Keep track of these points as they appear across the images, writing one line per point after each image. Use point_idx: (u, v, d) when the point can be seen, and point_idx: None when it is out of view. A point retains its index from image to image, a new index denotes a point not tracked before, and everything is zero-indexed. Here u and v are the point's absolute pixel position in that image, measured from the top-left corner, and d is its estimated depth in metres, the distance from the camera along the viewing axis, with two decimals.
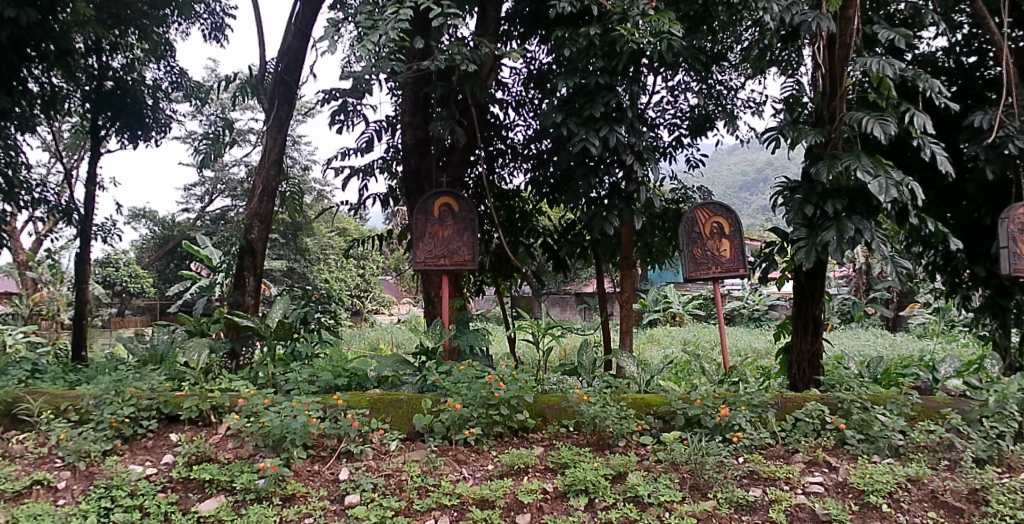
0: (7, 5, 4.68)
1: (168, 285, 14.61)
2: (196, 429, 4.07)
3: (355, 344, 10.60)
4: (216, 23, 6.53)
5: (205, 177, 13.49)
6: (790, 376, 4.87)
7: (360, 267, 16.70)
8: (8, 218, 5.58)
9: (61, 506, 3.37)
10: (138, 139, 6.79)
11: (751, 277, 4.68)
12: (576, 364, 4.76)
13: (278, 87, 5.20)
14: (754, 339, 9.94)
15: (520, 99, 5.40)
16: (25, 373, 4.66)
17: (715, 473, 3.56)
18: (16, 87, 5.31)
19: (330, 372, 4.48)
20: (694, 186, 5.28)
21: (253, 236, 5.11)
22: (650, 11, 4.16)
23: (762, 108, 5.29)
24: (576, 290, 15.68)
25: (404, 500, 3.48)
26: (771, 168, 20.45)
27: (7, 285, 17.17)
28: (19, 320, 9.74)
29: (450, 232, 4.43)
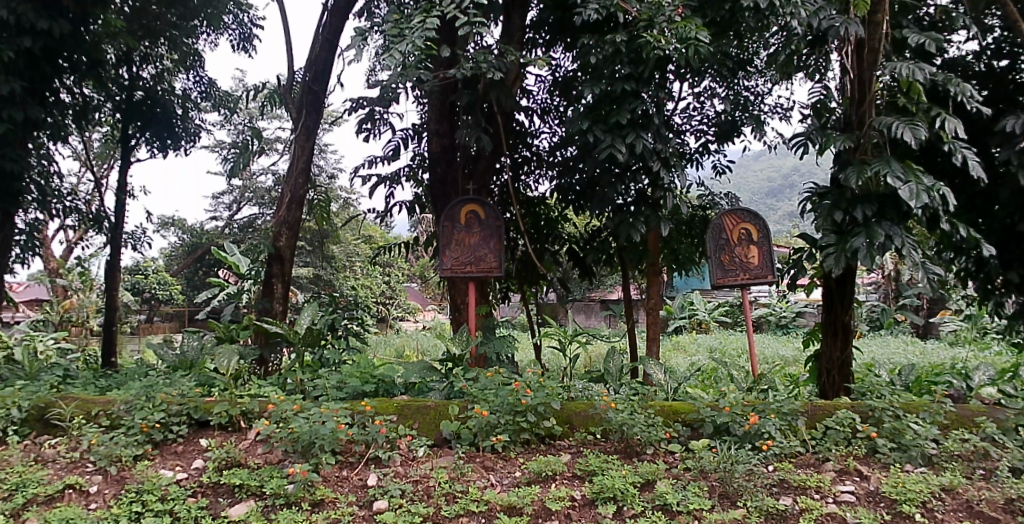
0: (42, 16, 4.90)
1: (195, 292, 14.78)
2: (226, 435, 4.10)
3: (381, 351, 10.65)
4: (244, 34, 6.65)
5: (233, 185, 13.65)
6: (819, 384, 4.81)
7: (386, 274, 16.79)
8: (40, 227, 5.63)
9: (93, 510, 3.41)
10: (168, 148, 6.92)
11: (779, 285, 4.64)
12: (602, 371, 4.72)
13: (306, 96, 5.24)
14: (782, 346, 9.84)
15: (546, 107, 5.40)
16: (57, 379, 4.71)
17: (745, 481, 3.53)
18: (49, 99, 5.38)
19: (358, 378, 4.51)
20: (721, 193, 5.23)
21: (281, 244, 5.14)
22: (676, 18, 4.17)
23: (789, 113, 5.24)
24: (602, 297, 15.65)
25: (432, 506, 3.47)
26: (797, 173, 20.30)
27: (42, 292, 17.53)
28: (50, 326, 9.87)
29: (476, 240, 4.42)
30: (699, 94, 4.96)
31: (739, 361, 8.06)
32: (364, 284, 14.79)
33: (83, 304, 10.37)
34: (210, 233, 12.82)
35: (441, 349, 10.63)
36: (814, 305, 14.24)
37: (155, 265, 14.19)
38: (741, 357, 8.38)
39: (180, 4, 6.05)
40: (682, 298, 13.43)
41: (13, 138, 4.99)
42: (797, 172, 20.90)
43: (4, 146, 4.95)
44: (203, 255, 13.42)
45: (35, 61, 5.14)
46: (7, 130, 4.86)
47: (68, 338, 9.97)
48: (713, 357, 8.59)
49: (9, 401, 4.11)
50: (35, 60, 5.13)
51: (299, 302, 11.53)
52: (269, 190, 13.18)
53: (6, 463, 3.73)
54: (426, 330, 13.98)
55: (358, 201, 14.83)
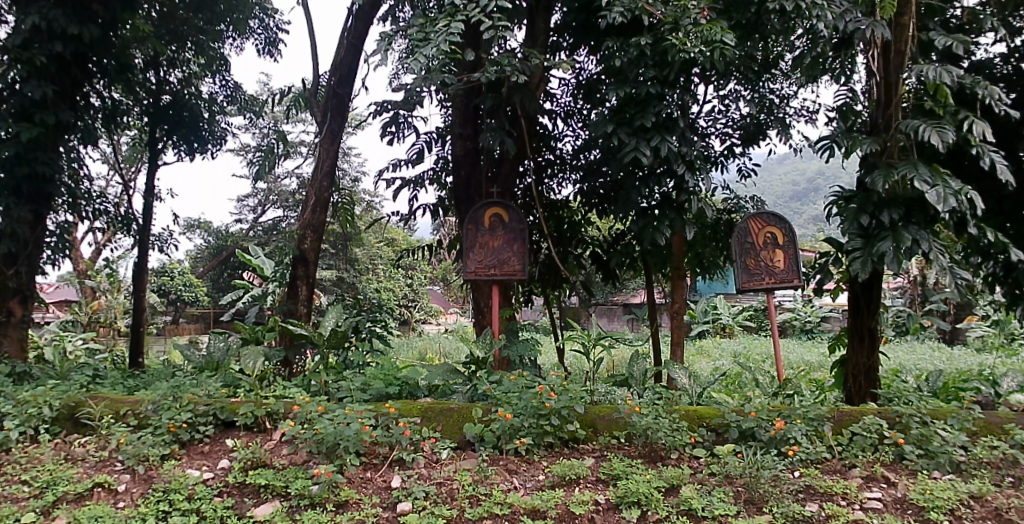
0: (72, 22, 5.02)
1: (221, 295, 14.94)
2: (252, 435, 4.13)
3: (404, 353, 10.68)
4: (270, 38, 6.78)
5: (257, 188, 13.78)
6: (845, 390, 4.76)
7: (408, 277, 16.84)
8: (70, 229, 5.70)
9: (121, 509, 3.44)
10: (195, 151, 7.00)
11: (805, 289, 4.60)
12: (626, 375, 4.70)
13: (331, 99, 5.28)
14: (807, 351, 9.76)
15: (569, 110, 5.40)
16: (86, 379, 4.78)
17: (771, 487, 3.50)
18: (79, 102, 5.46)
19: (382, 380, 4.54)
20: (746, 196, 5.20)
21: (306, 246, 5.17)
22: (701, 21, 4.15)
23: (815, 116, 5.20)
24: (625, 300, 15.61)
25: (456, 508, 3.48)
26: (822, 177, 20.11)
27: (71, 293, 17.75)
28: (78, 327, 10.00)
29: (500, 243, 4.43)
30: (723, 97, 4.94)
31: (764, 366, 7.99)
32: (387, 287, 14.85)
33: (111, 305, 10.49)
34: (235, 235, 12.95)
35: (464, 352, 10.64)
36: (839, 310, 14.10)
37: (180, 267, 14.35)
38: (766, 362, 8.32)
39: (207, 10, 6.14)
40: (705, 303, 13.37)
41: (46, 141, 5.13)
42: (821, 176, 20.70)
43: (37, 149, 5.10)
44: (228, 257, 13.54)
45: (65, 66, 5.27)
46: (39, 133, 5.00)
47: (96, 338, 10.10)
48: (737, 362, 8.53)
49: (40, 400, 4.16)
50: (65, 65, 5.26)
51: (322, 305, 11.60)
52: (294, 193, 13.27)
53: (38, 461, 3.78)
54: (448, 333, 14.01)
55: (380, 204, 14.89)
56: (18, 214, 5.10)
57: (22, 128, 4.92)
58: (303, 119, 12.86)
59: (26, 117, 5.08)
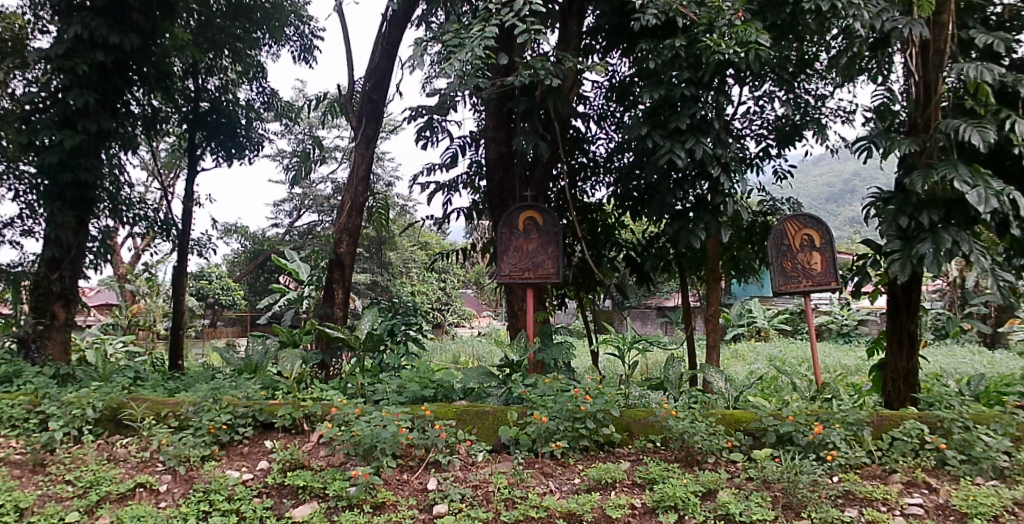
0: (113, 32, 5.16)
1: (257, 299, 15.21)
2: (290, 436, 4.19)
3: (438, 356, 10.75)
4: (305, 45, 6.87)
5: (293, 193, 13.97)
6: (884, 394, 4.69)
7: (441, 281, 16.94)
8: (111, 235, 5.81)
9: (163, 509, 3.51)
10: (232, 157, 7.14)
11: (843, 292, 4.55)
12: (661, 379, 4.68)
13: (366, 105, 5.33)
14: (846, 355, 9.64)
15: (602, 113, 5.40)
16: (129, 380, 4.90)
17: (810, 492, 3.46)
18: (119, 110, 5.58)
19: (418, 383, 4.56)
20: (782, 198, 5.15)
21: (341, 250, 5.22)
22: (736, 22, 4.13)
23: (852, 116, 5.14)
24: (658, 304, 15.57)
25: (492, 511, 3.49)
26: (857, 178, 19.84)
27: (114, 297, 18.19)
28: (118, 330, 10.25)
29: (535, 246, 4.44)
30: (759, 98, 4.90)
31: (802, 370, 7.89)
32: (420, 291, 14.93)
33: (150, 309, 10.73)
34: (271, 240, 13.15)
35: (499, 355, 10.68)
36: (877, 313, 13.87)
37: (217, 272, 14.62)
38: (803, 366, 8.23)
39: (244, 18, 6.32)
40: (741, 306, 13.27)
41: (88, 148, 5.25)
42: (856, 177, 20.41)
43: (79, 156, 5.21)
44: (264, 261, 13.75)
45: (106, 74, 5.40)
46: (81, 141, 5.14)
47: (136, 341, 10.33)
48: (775, 365, 8.45)
49: (84, 401, 4.25)
50: (106, 73, 5.39)
51: (354, 309, 11.70)
52: (329, 197, 13.42)
53: (82, 461, 3.85)
54: (481, 337, 14.06)
55: (413, 208, 14.99)
56: (63, 219, 5.24)
57: (64, 136, 5.05)
58: (338, 125, 12.99)
59: (69, 125, 5.22)
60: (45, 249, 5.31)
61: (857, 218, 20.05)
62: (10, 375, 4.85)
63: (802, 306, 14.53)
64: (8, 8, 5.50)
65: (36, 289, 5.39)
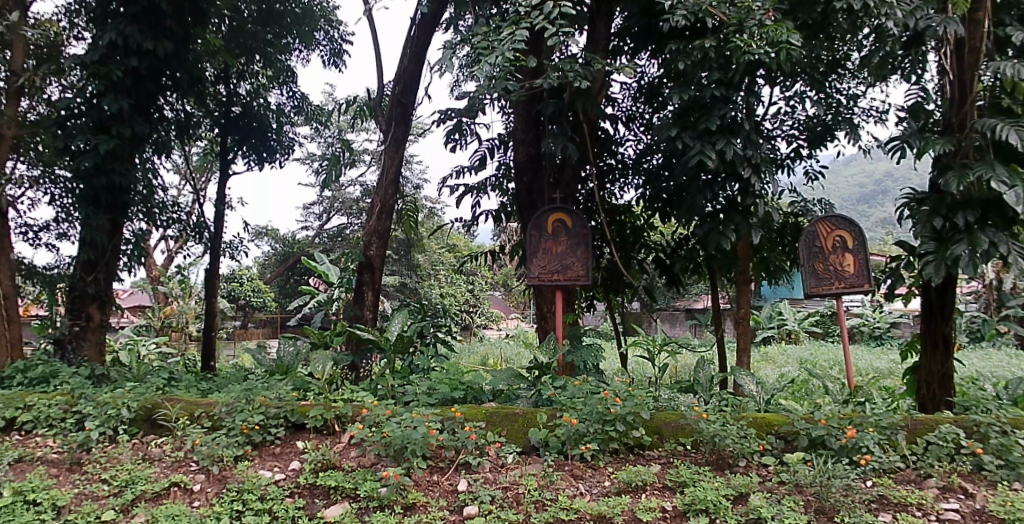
0: (146, 38, 5.25)
1: (288, 300, 15.41)
2: (321, 437, 4.22)
3: (468, 358, 10.78)
4: (334, 49, 6.95)
5: (322, 196, 14.13)
6: (917, 398, 4.62)
7: (469, 283, 17.01)
8: (144, 237, 5.90)
9: (197, 508, 3.55)
10: (264, 161, 7.23)
11: (876, 294, 4.50)
12: (691, 381, 4.66)
13: (395, 108, 5.36)
14: (880, 358, 9.53)
15: (631, 114, 5.39)
16: (164, 381, 4.99)
17: (843, 497, 3.41)
18: (153, 115, 5.66)
19: (447, 385, 4.59)
20: (814, 199, 5.09)
21: (371, 253, 5.26)
22: (766, 22, 4.09)
23: (885, 116, 5.06)
24: (687, 306, 15.52)
25: (522, 513, 3.50)
26: (888, 179, 19.57)
27: (148, 299, 18.55)
28: (152, 331, 10.43)
29: (564, 248, 4.44)
30: (790, 98, 4.85)
31: (835, 372, 7.79)
32: (449, 293, 14.98)
33: (182, 311, 10.92)
34: (300, 242, 13.29)
35: (529, 357, 10.69)
36: (909, 315, 13.66)
37: (248, 274, 14.84)
38: (834, 369, 8.13)
39: (275, 23, 6.45)
40: (771, 308, 13.15)
41: (122, 153, 5.35)
42: (887, 177, 20.14)
43: (114, 161, 5.31)
44: (294, 264, 13.90)
45: (141, 80, 5.50)
46: (115, 145, 5.24)
47: (168, 342, 10.51)
48: (808, 368, 8.37)
49: (119, 401, 4.32)
50: (141, 79, 5.48)
51: (383, 312, 11.76)
52: (358, 201, 13.55)
53: (117, 461, 3.92)
54: (510, 339, 14.09)
55: (441, 210, 15.07)
56: (98, 222, 5.33)
57: (99, 141, 5.15)
58: (365, 128, 13.08)
59: (104, 130, 5.32)
60: (80, 251, 5.42)
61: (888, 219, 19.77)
62: (47, 375, 4.95)
63: (834, 308, 14.35)
64: (44, 16, 5.61)
65: (72, 291, 5.50)
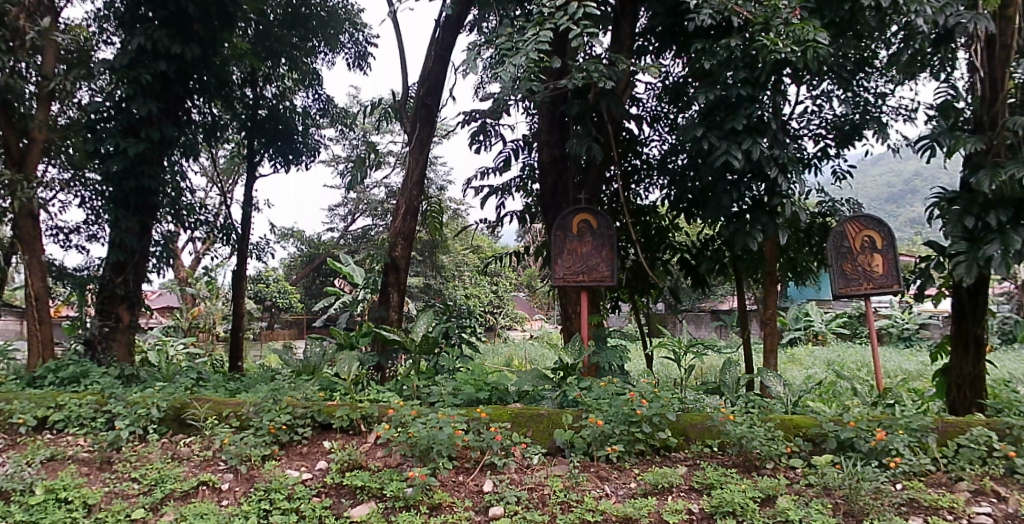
0: (174, 42, 5.34)
1: (313, 301, 15.56)
2: (348, 437, 4.25)
3: (494, 359, 10.81)
4: (359, 52, 7.12)
5: (348, 197, 14.23)
6: (948, 400, 4.56)
7: (493, 284, 17.05)
8: (172, 239, 5.98)
9: (225, 507, 3.59)
10: (290, 163, 7.33)
11: (905, 295, 4.44)
12: (718, 383, 4.65)
13: (420, 110, 5.39)
14: (911, 360, 9.41)
15: (656, 114, 5.38)
16: (192, 380, 5.06)
17: (872, 500, 3.38)
18: (181, 118, 5.74)
19: (472, 385, 4.61)
20: (842, 198, 5.05)
21: (396, 254, 5.29)
22: (793, 20, 4.06)
23: (914, 114, 5.00)
24: (712, 307, 15.46)
25: (548, 514, 3.49)
26: (915, 178, 19.33)
27: (176, 300, 18.84)
28: (181, 332, 10.58)
29: (589, 249, 4.43)
30: (817, 97, 4.80)
31: (862, 374, 7.71)
32: (473, 293, 15.02)
33: (210, 311, 11.07)
34: (325, 243, 13.41)
35: (554, 358, 10.70)
36: (938, 317, 13.49)
37: (274, 276, 15.01)
38: (863, 370, 8.05)
39: (300, 26, 6.58)
40: (798, 309, 13.06)
41: (151, 156, 5.43)
42: (915, 177, 19.88)
43: (143, 164, 5.39)
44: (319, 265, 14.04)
45: (169, 84, 5.58)
46: (144, 148, 5.31)
47: (196, 343, 10.65)
48: (837, 369, 8.30)
49: (149, 401, 4.37)
50: (169, 83, 5.57)
51: (407, 313, 11.83)
52: (383, 202, 13.65)
53: (147, 460, 3.97)
54: (534, 339, 14.10)
55: (465, 211, 15.14)
56: (127, 224, 5.41)
57: (129, 144, 5.23)
58: (389, 130, 13.16)
59: (133, 133, 5.39)
60: (110, 253, 5.50)
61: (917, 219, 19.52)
62: (78, 375, 5.03)
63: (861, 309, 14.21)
64: (74, 20, 5.67)
65: (102, 292, 5.59)
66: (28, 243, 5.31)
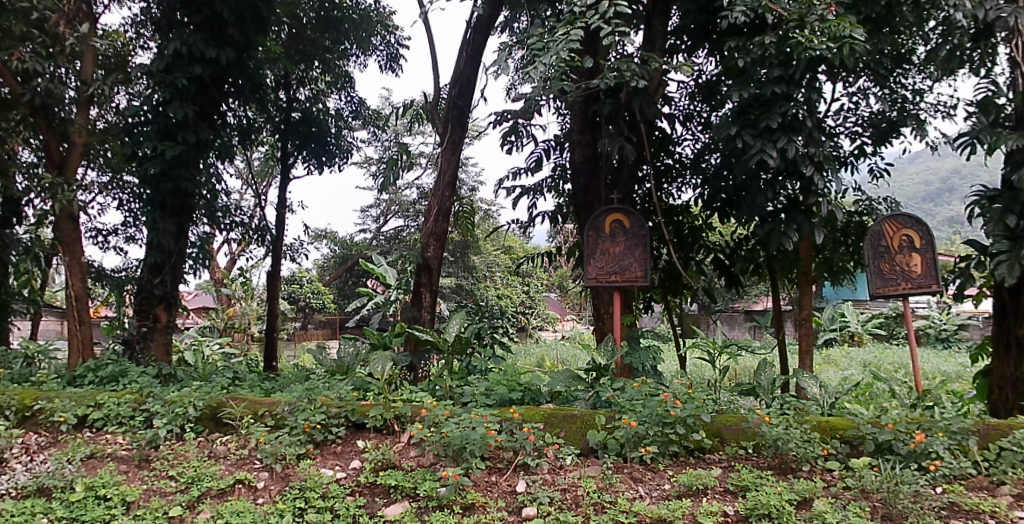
0: (209, 46, 5.43)
1: (347, 302, 15.73)
2: (381, 437, 4.28)
3: (528, 360, 10.82)
4: (391, 54, 7.15)
5: (380, 198, 14.35)
6: (989, 402, 4.47)
7: (524, 285, 17.08)
8: (207, 241, 6.07)
9: (261, 505, 3.63)
10: (323, 165, 7.37)
11: (945, 295, 4.36)
12: (753, 384, 4.61)
13: (451, 111, 5.42)
14: (955, 362, 9.22)
15: (688, 113, 5.35)
16: (228, 380, 5.14)
17: (912, 503, 3.32)
18: (216, 121, 5.83)
19: (505, 386, 4.63)
20: (880, 197, 4.97)
21: (428, 254, 5.32)
22: (828, 16, 4.02)
23: (954, 111, 4.90)
24: (745, 308, 15.33)
25: (581, 515, 3.48)
26: (955, 176, 18.95)
27: (212, 300, 19.19)
28: (216, 332, 10.77)
29: (621, 249, 4.42)
30: (853, 94, 4.74)
31: (900, 376, 7.58)
32: (505, 294, 15.06)
33: (245, 312, 11.26)
34: (357, 244, 13.55)
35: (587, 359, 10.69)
36: (978, 317, 13.22)
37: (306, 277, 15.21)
38: (905, 371, 7.94)
39: (333, 29, 6.70)
40: (833, 310, 12.92)
41: (187, 159, 5.51)
42: (954, 175, 19.50)
43: (179, 166, 5.47)
44: (351, 266, 14.18)
45: (204, 88, 5.67)
46: (180, 151, 5.40)
47: (231, 343, 10.82)
48: (878, 371, 8.19)
49: (186, 400, 4.44)
50: (204, 87, 5.66)
51: (438, 313, 11.89)
52: (415, 203, 13.75)
53: (184, 458, 4.03)
54: (566, 340, 14.12)
55: (496, 212, 15.20)
56: (164, 226, 5.51)
57: (165, 147, 5.32)
58: (421, 131, 13.24)
59: (169, 136, 5.48)
60: (148, 254, 5.60)
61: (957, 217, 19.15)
62: (116, 374, 5.13)
63: (898, 310, 13.97)
64: (112, 27, 5.84)
65: (140, 293, 5.70)
66: (68, 244, 5.42)
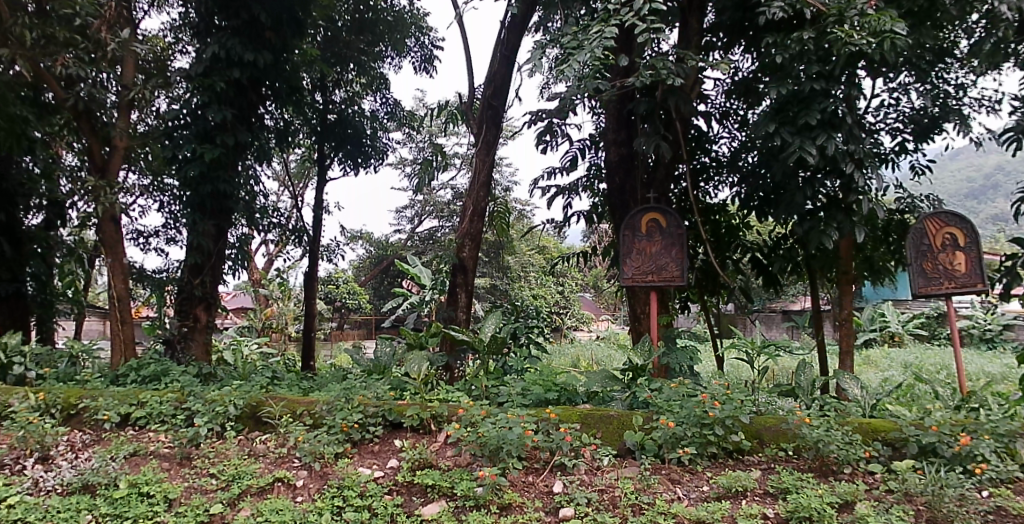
0: (247, 50, 5.52)
1: (382, 302, 15.89)
2: (418, 436, 4.31)
3: (565, 361, 10.82)
4: (425, 55, 7.22)
5: (414, 199, 14.46)
6: None
7: (558, 285, 17.10)
8: (245, 241, 6.16)
9: (299, 503, 3.67)
10: (358, 166, 7.44)
11: (990, 295, 4.27)
12: (792, 385, 4.55)
13: (486, 111, 5.44)
14: (1004, 363, 9.03)
15: (724, 111, 5.32)
16: (267, 379, 5.21)
17: (957, 507, 3.25)
18: (253, 123, 5.86)
19: (542, 386, 4.64)
20: (921, 195, 4.89)
21: (464, 255, 5.34)
22: (869, 10, 3.96)
23: (998, 105, 4.80)
24: (783, 308, 15.18)
25: (619, 516, 3.48)
26: (998, 172, 18.53)
27: (249, 300, 19.51)
28: (255, 332, 10.95)
29: (658, 249, 4.40)
30: (894, 90, 4.66)
31: (945, 377, 7.45)
32: (538, 294, 15.08)
33: (282, 312, 11.45)
34: (391, 245, 13.69)
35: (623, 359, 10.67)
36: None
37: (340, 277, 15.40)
38: (953, 373, 7.80)
39: (368, 32, 6.82)
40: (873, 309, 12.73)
41: (226, 161, 5.58)
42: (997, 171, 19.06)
43: (218, 169, 5.53)
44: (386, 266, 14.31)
45: (243, 91, 5.76)
46: (219, 153, 5.46)
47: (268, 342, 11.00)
48: (925, 373, 8.05)
49: (226, 399, 4.51)
50: (243, 90, 5.76)
51: (473, 313, 11.96)
52: (450, 204, 13.81)
53: (224, 456, 4.10)
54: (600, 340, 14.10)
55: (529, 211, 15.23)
56: (203, 227, 5.61)
57: (205, 150, 5.39)
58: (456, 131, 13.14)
59: (208, 139, 5.55)
60: (188, 255, 5.71)
61: (1000, 215, 18.73)
62: (157, 373, 5.23)
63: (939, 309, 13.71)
64: (152, 32, 5.98)
65: (180, 294, 5.81)
66: (111, 246, 5.54)
